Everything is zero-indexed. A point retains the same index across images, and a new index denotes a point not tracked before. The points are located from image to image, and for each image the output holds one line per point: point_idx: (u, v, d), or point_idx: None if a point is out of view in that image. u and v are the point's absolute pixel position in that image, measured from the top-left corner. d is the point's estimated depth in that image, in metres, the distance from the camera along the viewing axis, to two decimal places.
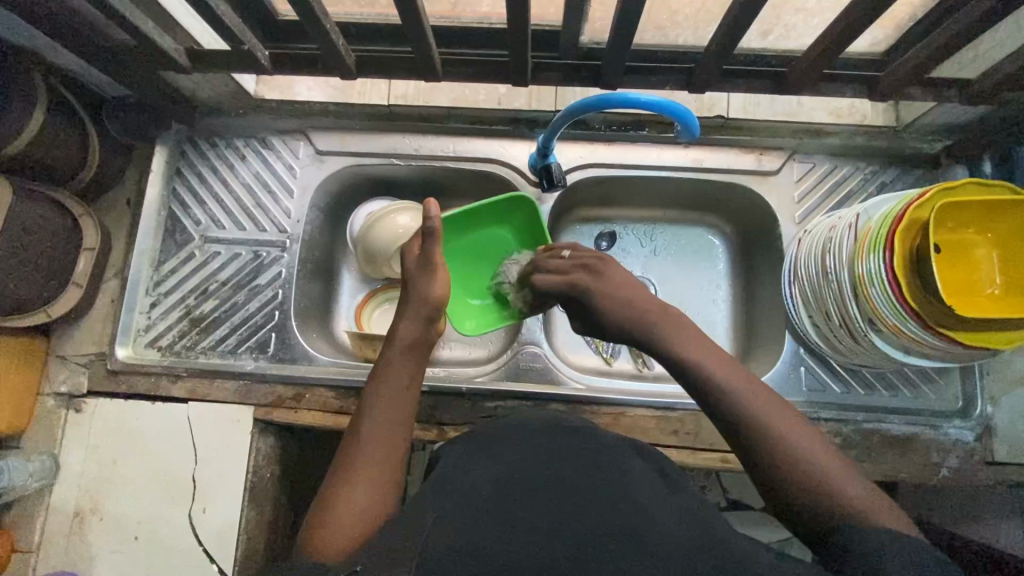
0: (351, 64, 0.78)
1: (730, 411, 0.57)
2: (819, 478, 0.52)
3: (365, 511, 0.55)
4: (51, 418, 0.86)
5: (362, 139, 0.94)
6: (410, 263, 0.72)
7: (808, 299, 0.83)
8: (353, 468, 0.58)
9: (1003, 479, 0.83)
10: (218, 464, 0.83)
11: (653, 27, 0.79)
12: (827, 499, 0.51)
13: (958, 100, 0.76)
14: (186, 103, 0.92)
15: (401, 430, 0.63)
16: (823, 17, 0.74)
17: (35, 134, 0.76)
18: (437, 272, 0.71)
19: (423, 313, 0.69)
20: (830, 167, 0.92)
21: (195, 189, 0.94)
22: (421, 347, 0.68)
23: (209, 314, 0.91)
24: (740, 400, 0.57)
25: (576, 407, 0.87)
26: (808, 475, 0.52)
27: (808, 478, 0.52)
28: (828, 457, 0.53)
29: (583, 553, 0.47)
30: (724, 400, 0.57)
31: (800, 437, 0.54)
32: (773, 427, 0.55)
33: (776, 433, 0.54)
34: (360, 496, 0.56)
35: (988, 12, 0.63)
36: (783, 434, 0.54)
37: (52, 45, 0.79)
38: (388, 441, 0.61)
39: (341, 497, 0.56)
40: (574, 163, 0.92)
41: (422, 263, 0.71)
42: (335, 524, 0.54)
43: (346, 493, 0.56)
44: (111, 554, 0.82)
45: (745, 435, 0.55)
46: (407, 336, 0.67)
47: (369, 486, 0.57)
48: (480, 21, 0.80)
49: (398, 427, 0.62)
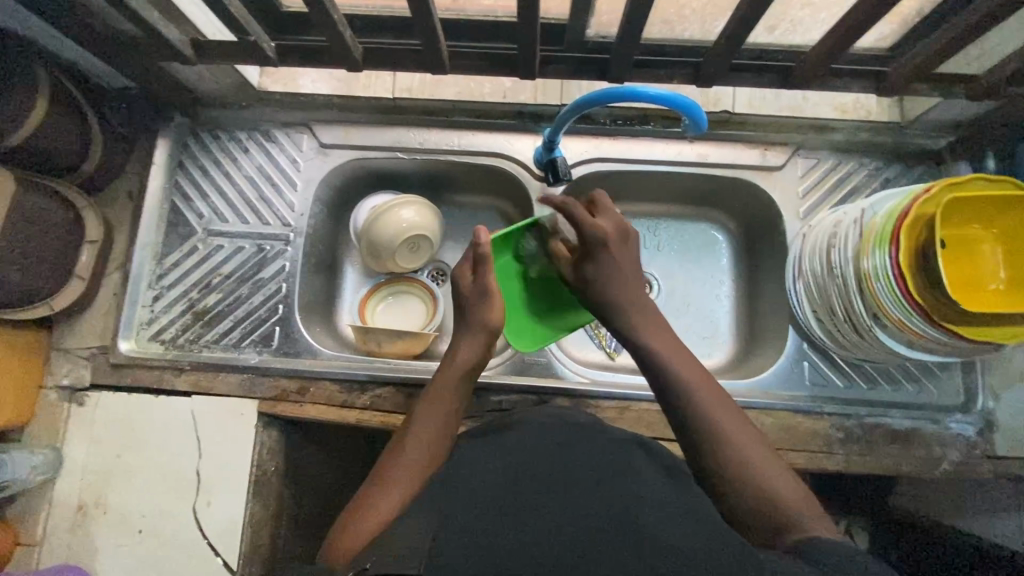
0: (357, 56, 0.78)
1: (691, 410, 0.62)
2: (758, 479, 0.57)
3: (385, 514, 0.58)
4: (53, 411, 0.86)
5: (366, 132, 0.94)
6: (463, 287, 0.73)
7: (812, 293, 0.84)
8: (386, 477, 0.62)
9: (1004, 473, 0.83)
10: (222, 457, 0.83)
11: (660, 21, 0.79)
12: (762, 497, 0.56)
13: (963, 96, 0.77)
14: (189, 95, 0.91)
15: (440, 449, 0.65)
16: (830, 12, 0.74)
17: (37, 125, 0.75)
18: (494, 300, 0.71)
19: (480, 337, 0.71)
20: (834, 162, 0.92)
21: (197, 181, 0.94)
22: (474, 373, 0.71)
23: (212, 308, 0.91)
24: (701, 403, 0.62)
25: (580, 401, 0.87)
26: (749, 474, 0.57)
27: (749, 476, 0.57)
28: (772, 467, 0.58)
29: (595, 544, 0.47)
30: (688, 398, 0.62)
31: (750, 446, 0.59)
32: (729, 431, 0.60)
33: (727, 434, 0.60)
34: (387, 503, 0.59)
35: (996, 8, 0.63)
36: (737, 440, 0.59)
37: (54, 35, 0.78)
38: (424, 456, 0.64)
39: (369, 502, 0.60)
40: (579, 158, 0.92)
41: (476, 290, 0.71)
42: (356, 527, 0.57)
43: (373, 500, 0.60)
44: (115, 547, 0.82)
45: (701, 428, 0.61)
46: (462, 360, 0.70)
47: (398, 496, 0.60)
48: (487, 14, 0.79)
49: (437, 446, 0.65)
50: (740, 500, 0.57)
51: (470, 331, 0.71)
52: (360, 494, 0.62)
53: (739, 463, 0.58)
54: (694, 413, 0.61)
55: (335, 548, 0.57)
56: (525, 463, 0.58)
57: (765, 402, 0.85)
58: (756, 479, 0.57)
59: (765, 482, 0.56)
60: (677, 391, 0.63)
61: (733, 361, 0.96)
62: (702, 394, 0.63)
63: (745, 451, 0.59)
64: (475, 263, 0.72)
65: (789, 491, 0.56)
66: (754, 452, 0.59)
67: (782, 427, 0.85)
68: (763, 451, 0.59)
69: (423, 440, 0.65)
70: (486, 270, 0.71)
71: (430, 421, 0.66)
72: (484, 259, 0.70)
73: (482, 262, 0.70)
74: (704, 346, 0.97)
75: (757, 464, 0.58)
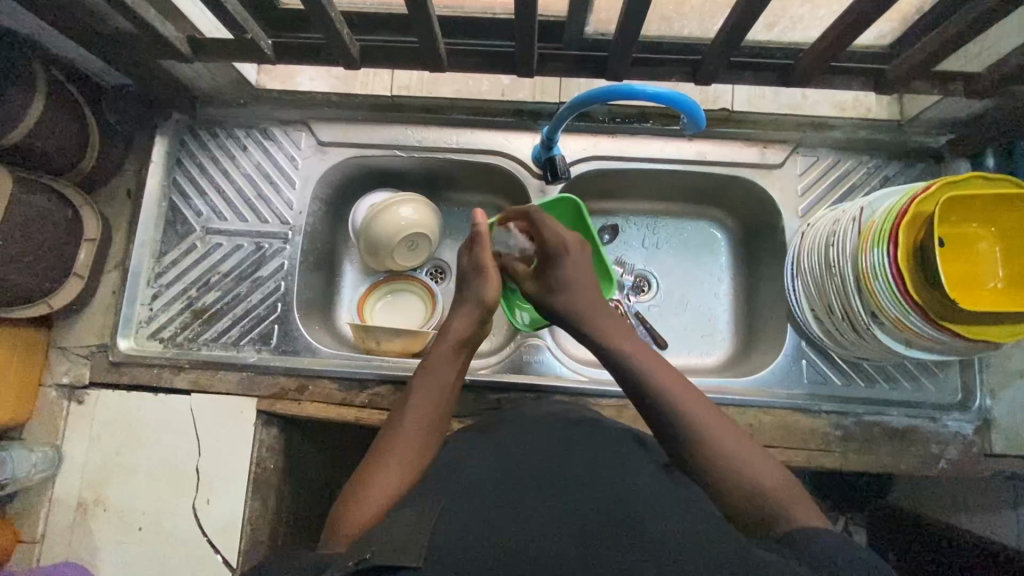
0: (354, 53, 0.77)
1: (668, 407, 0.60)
2: (742, 472, 0.56)
3: (391, 491, 0.57)
4: (53, 409, 0.86)
5: (364, 130, 0.93)
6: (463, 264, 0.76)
7: (811, 291, 0.84)
8: (389, 454, 0.61)
9: (1001, 471, 0.84)
10: (222, 454, 0.84)
11: (659, 18, 0.79)
12: (750, 491, 0.54)
13: (962, 94, 0.77)
14: (187, 92, 0.91)
15: (438, 424, 0.65)
16: (830, 9, 0.74)
17: (34, 125, 0.75)
18: (489, 275, 0.74)
19: (474, 311, 0.72)
20: (833, 160, 0.92)
21: (195, 179, 0.94)
22: (470, 345, 0.72)
23: (211, 306, 0.91)
24: (677, 401, 0.61)
25: (578, 399, 0.87)
26: (732, 470, 0.56)
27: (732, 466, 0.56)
28: (753, 457, 0.57)
29: (592, 542, 0.47)
30: (665, 396, 0.61)
31: (729, 438, 0.58)
32: (705, 425, 0.59)
33: (704, 428, 0.58)
34: (391, 479, 0.59)
35: (998, 6, 0.62)
36: (714, 434, 0.58)
37: (50, 33, 0.78)
38: (424, 431, 0.64)
39: (371, 479, 0.59)
40: (578, 156, 0.92)
41: (474, 265, 0.74)
42: (360, 507, 0.56)
43: (378, 475, 0.59)
44: (115, 545, 0.82)
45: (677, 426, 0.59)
46: (455, 334, 0.71)
47: (400, 472, 0.60)
48: (485, 11, 0.79)
49: (434, 421, 0.65)
50: (727, 494, 0.55)
51: (465, 306, 0.73)
52: (359, 472, 0.61)
53: (715, 457, 0.57)
54: (670, 411, 0.60)
55: (339, 529, 0.56)
56: (521, 461, 0.59)
57: (763, 400, 0.85)
58: (736, 470, 0.56)
59: (747, 475, 0.55)
60: (654, 389, 0.62)
61: (732, 358, 0.96)
62: (675, 389, 0.62)
63: (723, 445, 0.57)
64: (472, 240, 0.75)
65: (773, 481, 0.55)
66: (733, 444, 0.58)
67: (780, 426, 0.85)
68: (741, 441, 0.58)
69: (421, 414, 0.65)
70: (482, 246, 0.74)
71: (426, 393, 0.67)
72: (481, 237, 0.75)
73: (479, 240, 0.74)
74: (702, 344, 0.97)
75: (737, 455, 0.57)
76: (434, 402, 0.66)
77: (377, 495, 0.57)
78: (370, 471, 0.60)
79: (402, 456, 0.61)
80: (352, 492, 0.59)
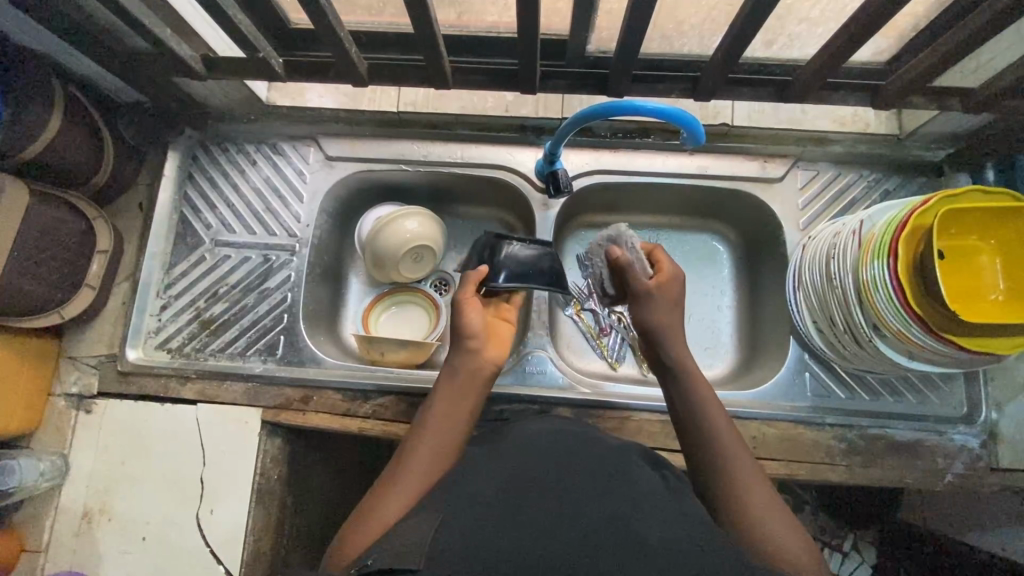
0: (362, 70, 0.79)
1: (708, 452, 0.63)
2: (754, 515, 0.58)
3: (375, 531, 0.57)
4: (62, 419, 0.87)
5: (372, 145, 0.96)
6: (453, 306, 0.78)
7: (813, 305, 0.84)
8: (389, 485, 0.62)
9: (1009, 485, 0.83)
10: (227, 464, 0.84)
11: (659, 36, 0.80)
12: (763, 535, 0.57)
13: (960, 108, 0.77)
14: (201, 110, 0.93)
15: (439, 461, 0.65)
16: (826, 27, 0.75)
17: (51, 139, 0.77)
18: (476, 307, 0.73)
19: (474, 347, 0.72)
20: (833, 175, 0.93)
21: (206, 193, 0.96)
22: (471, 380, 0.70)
23: (219, 317, 0.92)
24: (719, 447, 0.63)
25: (581, 411, 0.87)
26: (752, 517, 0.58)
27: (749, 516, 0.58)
28: (765, 493, 0.60)
29: (587, 553, 0.47)
30: (698, 421, 0.65)
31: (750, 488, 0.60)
32: (731, 463, 0.62)
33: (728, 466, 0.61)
34: (384, 517, 0.58)
35: (990, 22, 0.63)
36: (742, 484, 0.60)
37: (69, 53, 0.80)
38: (427, 462, 0.64)
39: (369, 515, 0.59)
40: (581, 170, 0.93)
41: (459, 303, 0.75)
42: (358, 537, 0.57)
43: (373, 512, 0.59)
44: (119, 554, 0.82)
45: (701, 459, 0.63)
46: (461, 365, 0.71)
47: (397, 505, 0.59)
48: (490, 30, 0.81)
49: (444, 455, 0.65)
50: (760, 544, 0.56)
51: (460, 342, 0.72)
52: (366, 499, 0.62)
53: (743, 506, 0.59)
54: (699, 446, 0.64)
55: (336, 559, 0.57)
56: (524, 465, 0.59)
57: (766, 412, 0.85)
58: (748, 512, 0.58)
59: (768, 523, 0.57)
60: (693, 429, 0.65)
61: (735, 371, 0.96)
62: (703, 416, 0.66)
63: (743, 480, 0.60)
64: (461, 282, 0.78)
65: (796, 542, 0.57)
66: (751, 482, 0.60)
67: (783, 438, 0.85)
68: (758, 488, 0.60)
69: (420, 463, 0.64)
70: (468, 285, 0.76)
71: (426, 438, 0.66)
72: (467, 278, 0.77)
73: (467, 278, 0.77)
74: (705, 358, 0.97)
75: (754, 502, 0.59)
76: (443, 443, 0.66)
77: (373, 525, 0.58)
78: (373, 503, 0.61)
79: (396, 497, 0.60)
80: (358, 516, 0.60)
